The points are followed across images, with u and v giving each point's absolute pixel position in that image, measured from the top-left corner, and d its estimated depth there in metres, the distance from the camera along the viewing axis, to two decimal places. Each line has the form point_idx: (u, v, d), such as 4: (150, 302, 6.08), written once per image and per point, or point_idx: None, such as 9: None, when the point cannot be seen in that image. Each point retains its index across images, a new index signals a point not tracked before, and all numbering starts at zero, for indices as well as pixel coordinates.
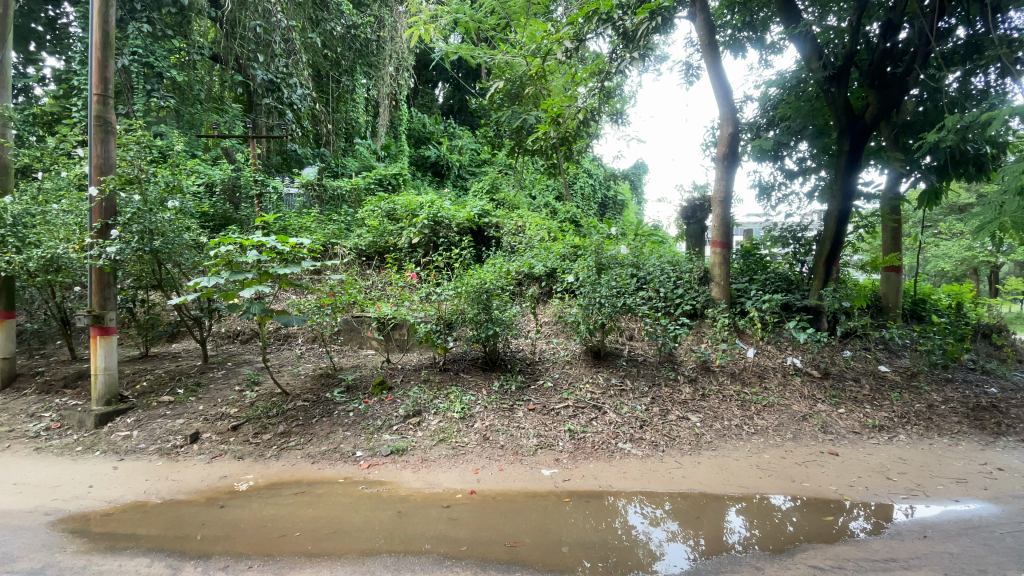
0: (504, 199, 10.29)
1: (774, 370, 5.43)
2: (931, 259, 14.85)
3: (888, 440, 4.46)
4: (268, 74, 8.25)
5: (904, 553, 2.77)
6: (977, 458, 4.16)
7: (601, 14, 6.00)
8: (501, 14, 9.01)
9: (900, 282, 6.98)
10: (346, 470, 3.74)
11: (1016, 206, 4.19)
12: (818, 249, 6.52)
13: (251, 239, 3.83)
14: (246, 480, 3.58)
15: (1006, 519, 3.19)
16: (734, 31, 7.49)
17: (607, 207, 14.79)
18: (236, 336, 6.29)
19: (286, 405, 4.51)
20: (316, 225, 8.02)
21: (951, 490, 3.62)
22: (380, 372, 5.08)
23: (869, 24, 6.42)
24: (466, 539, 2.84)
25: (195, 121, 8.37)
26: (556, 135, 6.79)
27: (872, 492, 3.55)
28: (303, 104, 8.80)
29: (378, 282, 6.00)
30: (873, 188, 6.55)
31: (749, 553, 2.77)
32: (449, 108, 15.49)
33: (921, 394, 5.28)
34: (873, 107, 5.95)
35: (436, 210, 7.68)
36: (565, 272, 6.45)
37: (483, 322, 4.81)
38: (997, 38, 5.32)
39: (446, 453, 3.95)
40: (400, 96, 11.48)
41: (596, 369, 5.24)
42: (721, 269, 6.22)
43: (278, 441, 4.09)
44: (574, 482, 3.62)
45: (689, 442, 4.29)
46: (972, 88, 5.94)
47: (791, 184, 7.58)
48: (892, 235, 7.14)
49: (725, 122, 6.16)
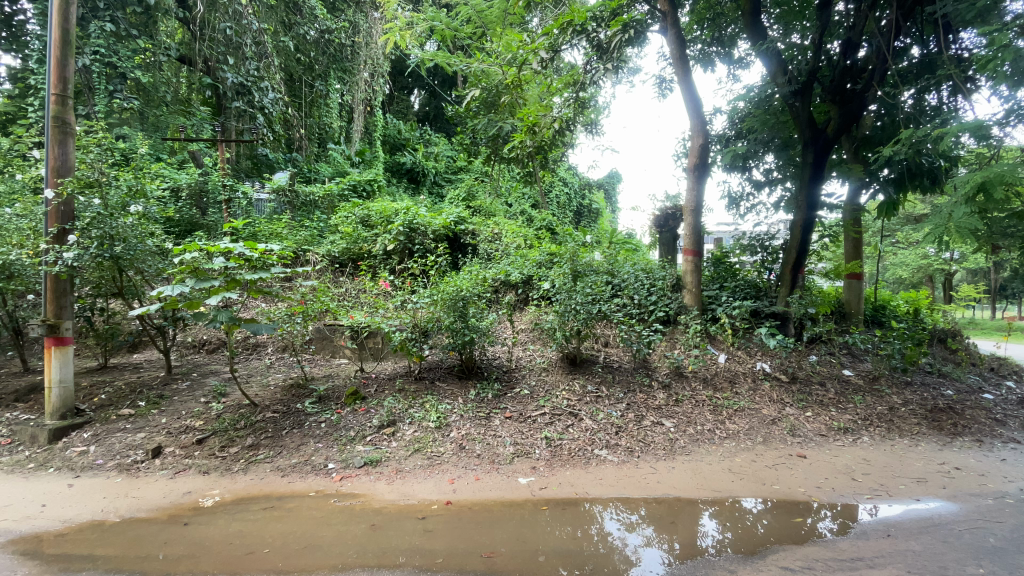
0: (481, 207, 10.27)
1: (744, 375, 5.55)
2: (889, 267, 15.57)
3: (853, 442, 4.61)
4: (238, 76, 7.84)
5: (869, 552, 2.85)
6: (937, 458, 4.33)
7: (575, 27, 6.11)
8: (477, 24, 9.12)
9: (861, 289, 7.25)
10: (317, 483, 3.63)
11: (962, 214, 4.43)
12: (784, 257, 6.74)
13: (217, 246, 3.67)
14: (211, 496, 3.44)
15: (964, 516, 3.33)
16: (704, 46, 7.67)
17: (582, 215, 14.98)
18: (202, 346, 6.05)
19: (255, 416, 4.37)
20: (288, 231, 7.76)
21: (912, 489, 3.76)
22: (352, 383, 4.97)
23: (830, 42, 6.75)
24: (442, 552, 2.79)
25: (160, 123, 8.26)
26: (532, 144, 6.82)
27: (838, 493, 3.65)
28: (275, 108, 8.37)
29: (351, 290, 5.88)
30: (836, 200, 6.81)
31: (723, 556, 2.80)
32: (424, 115, 15.53)
33: (883, 397, 5.49)
34: (835, 121, 6.19)
35: (411, 217, 7.59)
36: (542, 279, 6.49)
37: (459, 329, 4.74)
38: (949, 58, 5.62)
39: (420, 464, 3.89)
40: (375, 101, 11.42)
41: (572, 376, 5.26)
42: (693, 276, 6.35)
43: (245, 454, 3.96)
44: (550, 490, 3.60)
45: (663, 447, 4.34)
46: (926, 105, 6.24)
47: (758, 195, 7.82)
48: (853, 245, 7.45)
49: (696, 133, 6.29)
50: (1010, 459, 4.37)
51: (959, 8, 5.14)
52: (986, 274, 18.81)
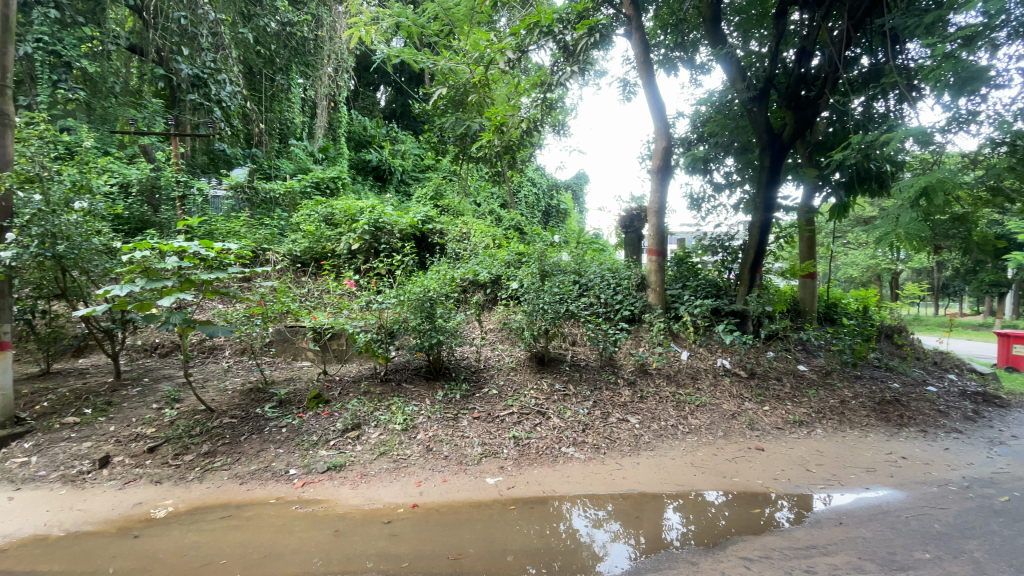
0: (449, 206, 10.21)
1: (705, 371, 5.72)
2: (840, 267, 16.38)
3: (808, 434, 4.82)
4: (192, 68, 7.32)
5: (823, 539, 2.98)
6: (884, 449, 4.57)
7: (542, 28, 6.18)
8: (444, 22, 9.08)
9: (815, 288, 7.56)
10: (277, 490, 3.52)
11: (909, 219, 4.65)
12: (743, 257, 6.98)
13: (169, 244, 3.49)
14: (164, 506, 3.29)
15: (910, 503, 3.52)
16: (667, 51, 7.84)
17: (550, 216, 15.09)
18: (153, 349, 5.75)
19: (211, 422, 4.20)
20: (246, 229, 7.45)
21: (862, 478, 3.95)
22: (315, 386, 4.83)
23: (786, 50, 7.02)
24: (408, 555, 2.75)
25: (108, 116, 7.68)
26: (500, 143, 6.83)
27: (794, 484, 3.80)
28: (233, 102, 7.75)
29: (314, 291, 5.74)
30: (792, 202, 7.10)
31: (686, 549, 2.87)
32: (391, 112, 15.34)
33: (835, 390, 5.76)
34: (790, 126, 6.44)
35: (377, 215, 7.46)
36: (510, 279, 6.51)
37: (426, 330, 4.67)
38: (895, 68, 5.92)
39: (386, 467, 3.83)
40: (340, 97, 11.18)
41: (540, 374, 5.30)
42: (657, 276, 6.48)
43: (201, 461, 3.81)
44: (518, 490, 3.61)
45: (628, 443, 4.42)
46: (875, 112, 6.56)
47: (719, 197, 8.05)
48: (807, 246, 7.77)
49: (660, 136, 6.42)
50: (951, 448, 4.65)
51: (909, 23, 5.39)
52: (929, 274, 20.05)
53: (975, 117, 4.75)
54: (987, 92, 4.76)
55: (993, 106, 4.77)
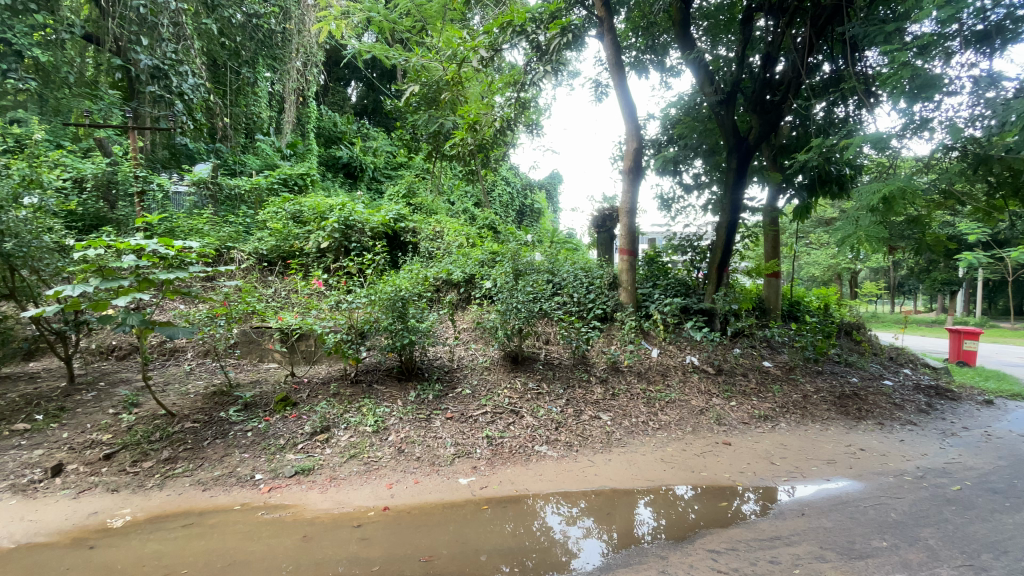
0: (422, 204, 10.13)
1: (675, 368, 5.84)
2: (803, 266, 16.98)
3: (772, 428, 4.97)
4: (152, 59, 7.02)
5: (786, 530, 3.08)
6: (844, 441, 4.76)
7: (515, 27, 6.17)
8: (417, 18, 9.02)
9: (779, 287, 7.78)
10: (242, 496, 3.42)
11: (869, 222, 4.83)
12: (711, 257, 7.15)
13: (126, 243, 3.33)
14: (122, 515, 3.16)
15: (867, 493, 3.67)
16: (638, 53, 7.96)
17: (524, 215, 15.14)
18: (110, 352, 5.50)
19: (172, 427, 4.05)
20: (210, 227, 7.18)
21: (824, 470, 4.10)
22: (282, 388, 4.72)
23: (752, 56, 7.22)
24: (379, 559, 2.71)
25: (62, 108, 7.36)
26: (473, 141, 6.81)
27: (760, 477, 3.91)
28: (196, 95, 7.46)
29: (281, 291, 5.60)
30: (757, 204, 7.29)
31: (655, 543, 2.92)
32: (362, 108, 15.10)
33: (798, 385, 5.97)
34: (755, 129, 6.61)
35: (347, 213, 7.33)
36: (484, 278, 6.50)
37: (398, 330, 4.60)
38: (854, 75, 6.15)
39: (357, 470, 3.76)
40: (309, 92, 10.95)
41: (514, 373, 5.31)
42: (628, 275, 6.57)
43: (161, 468, 3.67)
44: (491, 489, 3.61)
45: (601, 440, 4.47)
46: (835, 117, 6.80)
47: (688, 198, 8.21)
48: (772, 245, 7.99)
49: (630, 138, 6.50)
50: (906, 439, 4.87)
51: (868, 32, 5.59)
52: (886, 273, 20.98)
53: (927, 124, 4.98)
54: (940, 99, 4.98)
55: (945, 113, 4.99)
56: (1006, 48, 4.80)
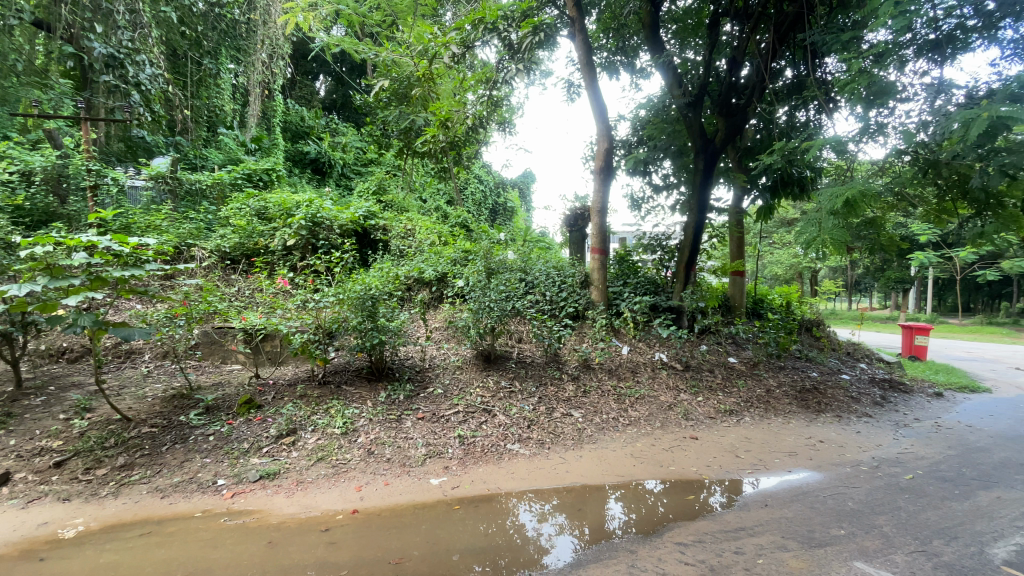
0: (393, 202, 10.02)
1: (644, 365, 5.95)
2: (767, 265, 17.57)
3: (737, 422, 5.12)
4: (107, 47, 6.60)
5: (751, 521, 3.18)
6: (805, 433, 4.94)
7: (486, 24, 6.15)
8: (387, 12, 8.89)
9: (744, 285, 7.99)
10: (204, 502, 3.31)
11: (832, 224, 4.97)
12: (679, 256, 7.30)
13: (76, 239, 3.16)
14: (74, 525, 3.00)
15: (826, 483, 3.82)
16: (609, 54, 8.06)
17: (497, 213, 15.14)
18: (60, 355, 5.21)
19: (128, 433, 3.88)
20: (168, 224, 6.87)
21: (786, 462, 4.24)
22: (246, 391, 4.58)
23: (719, 60, 7.41)
24: (348, 563, 2.67)
25: (10, 96, 7.06)
26: (445, 139, 6.75)
27: (725, 470, 4.03)
28: (154, 86, 7.09)
29: (245, 290, 5.44)
30: (723, 204, 7.49)
31: (626, 537, 2.97)
32: (331, 102, 14.78)
33: (761, 380, 6.17)
34: (722, 131, 6.77)
35: (314, 210, 7.17)
36: (456, 277, 6.47)
37: (367, 330, 4.51)
38: (814, 80, 6.38)
39: (325, 473, 3.69)
40: (275, 85, 10.65)
41: (486, 372, 5.30)
42: (600, 274, 6.63)
43: (116, 476, 3.51)
44: (462, 489, 3.59)
45: (572, 437, 4.52)
46: (797, 121, 7.05)
47: (657, 198, 8.36)
48: (737, 245, 8.22)
49: (601, 138, 6.56)
50: (862, 431, 5.10)
51: (827, 38, 5.80)
52: (843, 271, 21.92)
53: (882, 129, 5.20)
54: (894, 105, 5.21)
55: (899, 119, 5.22)
56: (955, 57, 5.04)
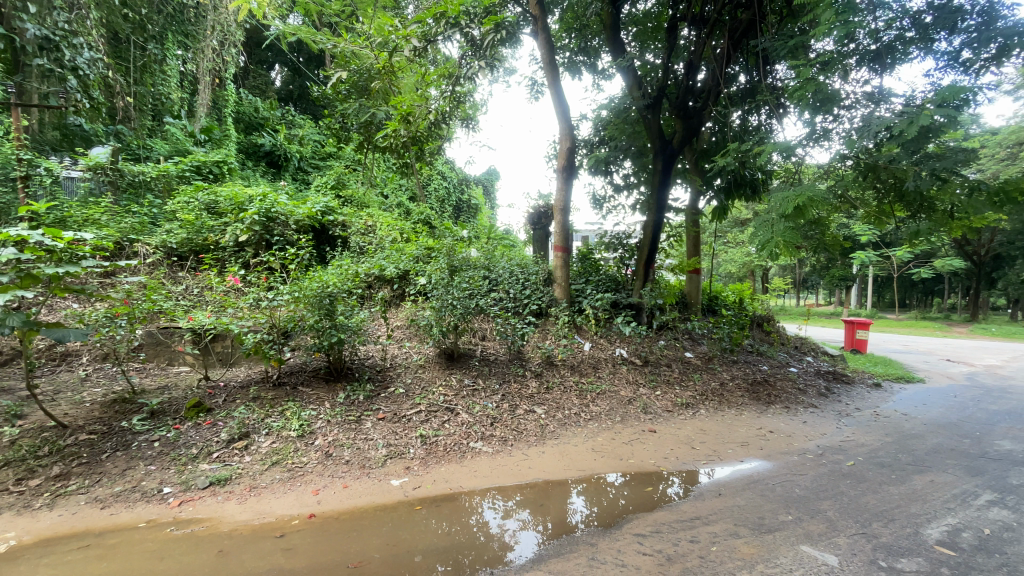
0: (353, 197, 9.82)
1: (605, 361, 6.06)
2: (722, 262, 18.26)
3: (693, 415, 5.30)
4: (42, 29, 6.13)
5: (705, 510, 3.30)
6: (756, 424, 5.17)
7: (449, 19, 6.05)
8: (346, 2, 8.65)
9: (700, 283, 8.27)
10: (149, 512, 3.14)
11: (783, 227, 5.19)
12: (639, 254, 7.47)
13: (3, 233, 2.87)
14: (3, 541, 2.78)
15: (775, 471, 4.01)
16: (571, 54, 8.13)
17: (460, 210, 15.07)
18: None
19: (64, 440, 3.63)
20: (108, 217, 6.46)
21: (738, 452, 4.43)
22: (195, 394, 4.37)
23: (677, 63, 7.61)
24: (306, 569, 2.60)
25: None
26: (407, 133, 6.65)
27: (681, 462, 4.16)
28: (93, 71, 6.61)
29: (192, 289, 5.20)
30: (680, 204, 7.71)
31: (587, 531, 3.02)
32: (287, 93, 14.30)
33: (715, 374, 6.41)
34: (679, 134, 6.97)
35: (268, 205, 6.91)
36: (418, 274, 6.38)
37: (325, 329, 4.39)
38: (765, 86, 6.66)
39: (280, 477, 3.58)
40: (226, 73, 10.18)
41: (448, 371, 5.26)
42: (562, 271, 6.70)
43: (52, 486, 3.28)
44: (424, 489, 3.56)
45: (535, 433, 4.56)
46: (750, 124, 7.33)
47: (617, 197, 8.52)
48: (693, 244, 8.49)
49: (564, 138, 6.62)
50: (808, 421, 5.38)
51: (777, 45, 6.06)
52: (792, 269, 23.03)
53: (827, 134, 5.47)
54: (838, 112, 5.50)
55: (842, 125, 5.51)
56: (894, 66, 5.37)
